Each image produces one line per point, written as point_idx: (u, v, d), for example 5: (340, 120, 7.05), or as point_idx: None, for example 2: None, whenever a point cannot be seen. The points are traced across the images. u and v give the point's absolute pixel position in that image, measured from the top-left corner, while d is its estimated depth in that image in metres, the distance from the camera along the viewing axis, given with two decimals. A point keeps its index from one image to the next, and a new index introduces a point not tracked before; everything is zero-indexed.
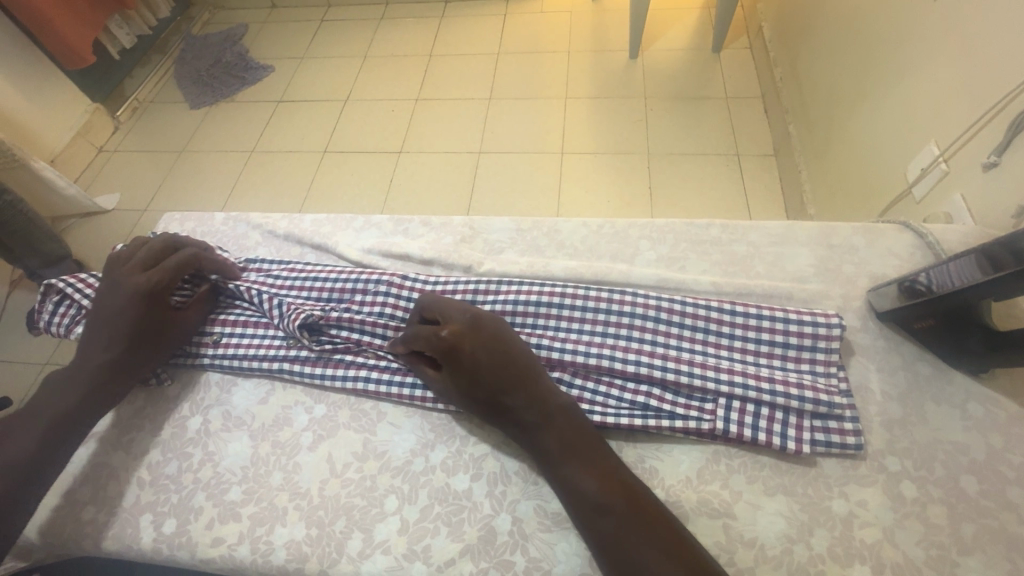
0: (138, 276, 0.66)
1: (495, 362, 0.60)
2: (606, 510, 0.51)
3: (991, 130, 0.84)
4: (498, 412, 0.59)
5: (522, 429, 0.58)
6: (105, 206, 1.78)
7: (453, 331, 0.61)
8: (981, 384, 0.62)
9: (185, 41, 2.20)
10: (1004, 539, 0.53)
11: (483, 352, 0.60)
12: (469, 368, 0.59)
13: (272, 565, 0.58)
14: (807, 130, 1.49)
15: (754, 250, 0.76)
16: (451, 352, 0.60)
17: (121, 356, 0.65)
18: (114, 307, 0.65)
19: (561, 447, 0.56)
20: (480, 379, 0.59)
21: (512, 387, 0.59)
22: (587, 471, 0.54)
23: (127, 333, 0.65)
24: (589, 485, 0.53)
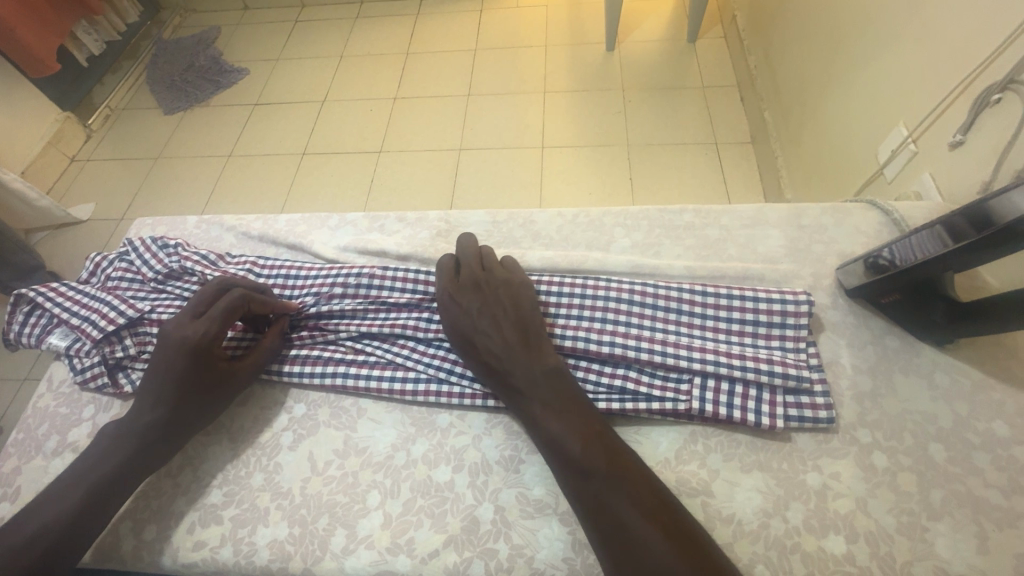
0: (186, 327, 0.62)
1: (489, 318, 0.63)
2: (586, 469, 0.51)
3: (956, 110, 0.86)
4: (489, 368, 0.61)
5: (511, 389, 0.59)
6: (79, 217, 1.74)
7: (457, 290, 0.66)
8: (947, 355, 0.64)
9: (156, 46, 2.16)
10: (970, 503, 0.55)
11: (483, 308, 0.64)
12: (463, 321, 0.64)
13: (254, 566, 0.58)
14: (781, 116, 1.51)
15: (727, 233, 0.77)
16: (453, 306, 0.65)
17: (168, 414, 0.60)
18: (162, 362, 0.61)
19: (548, 405, 0.56)
20: (476, 332, 0.63)
21: (508, 341, 0.61)
22: (568, 430, 0.54)
23: (174, 389, 0.60)
24: (571, 445, 0.53)
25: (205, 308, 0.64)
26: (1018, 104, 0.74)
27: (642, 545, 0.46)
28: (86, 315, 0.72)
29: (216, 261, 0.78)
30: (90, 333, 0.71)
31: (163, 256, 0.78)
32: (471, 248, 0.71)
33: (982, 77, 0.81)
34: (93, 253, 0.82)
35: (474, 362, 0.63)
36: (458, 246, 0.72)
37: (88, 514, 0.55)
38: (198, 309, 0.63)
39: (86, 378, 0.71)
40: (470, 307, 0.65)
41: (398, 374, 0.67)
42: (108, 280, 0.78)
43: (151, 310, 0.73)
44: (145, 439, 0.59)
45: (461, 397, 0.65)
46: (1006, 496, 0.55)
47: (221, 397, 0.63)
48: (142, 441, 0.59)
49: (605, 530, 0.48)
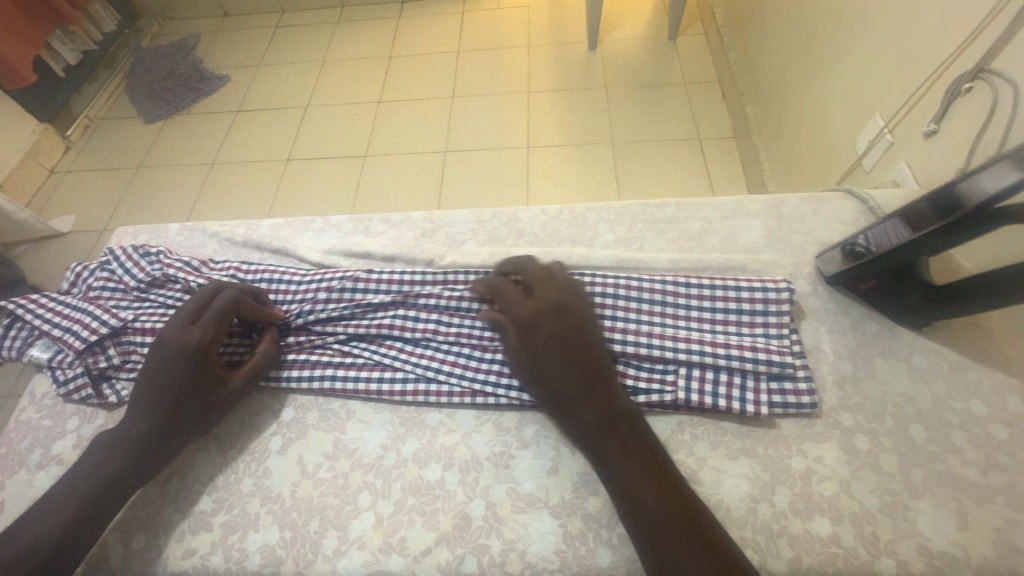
0: (183, 332, 0.61)
1: (570, 349, 0.58)
2: (665, 525, 0.49)
3: (929, 100, 0.88)
4: (564, 402, 0.57)
5: (585, 426, 0.56)
6: (61, 230, 1.72)
7: (535, 312, 0.60)
8: (925, 337, 0.65)
9: (134, 54, 2.14)
10: (950, 481, 0.56)
11: (561, 336, 0.59)
12: (542, 348, 0.58)
13: (246, 571, 0.58)
14: (762, 110, 1.53)
15: (708, 225, 0.78)
16: (528, 329, 0.59)
17: (168, 420, 0.59)
18: (160, 369, 0.60)
19: (625, 451, 0.54)
20: (553, 363, 0.57)
21: (587, 378, 0.57)
22: (645, 481, 0.51)
23: (173, 395, 0.59)
24: (651, 499, 0.50)
25: (200, 313, 0.63)
26: (988, 92, 0.76)
27: None
28: (68, 326, 0.72)
29: (200, 267, 0.77)
30: (73, 344, 0.70)
31: (146, 264, 0.77)
32: (545, 267, 0.65)
33: (952, 68, 0.83)
34: (74, 263, 0.81)
35: (544, 393, 0.58)
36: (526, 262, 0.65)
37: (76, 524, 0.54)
38: (193, 314, 0.63)
39: (70, 390, 0.70)
40: (549, 333, 0.59)
41: (386, 375, 0.67)
42: (90, 289, 0.77)
43: (135, 319, 0.72)
44: (146, 446, 0.58)
45: (450, 395, 0.65)
46: (984, 472, 0.56)
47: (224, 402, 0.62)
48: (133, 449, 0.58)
49: None
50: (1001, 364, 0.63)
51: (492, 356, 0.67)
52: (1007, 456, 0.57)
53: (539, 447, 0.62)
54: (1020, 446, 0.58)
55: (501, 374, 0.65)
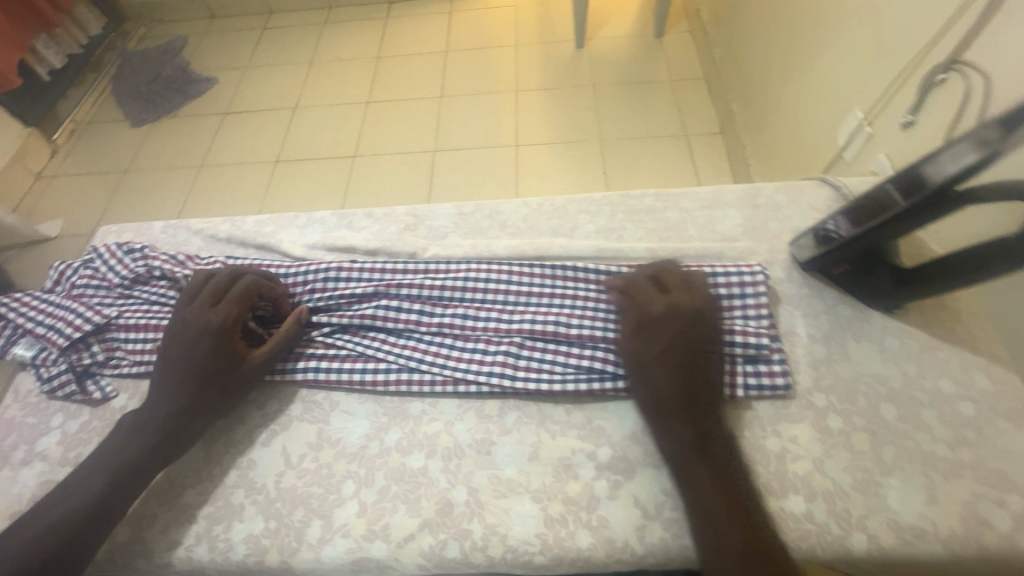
0: (206, 313, 0.62)
1: (690, 360, 0.58)
2: (737, 545, 0.49)
3: (904, 92, 0.91)
4: (668, 408, 0.57)
5: (681, 437, 0.56)
6: (48, 234, 1.71)
7: (663, 314, 0.60)
8: (895, 319, 0.67)
9: (120, 57, 2.13)
10: (920, 457, 0.58)
11: (687, 343, 0.59)
12: (662, 352, 0.58)
13: (231, 561, 0.58)
14: (747, 106, 1.55)
15: (686, 215, 0.79)
16: (658, 327, 0.60)
17: (196, 398, 0.60)
18: (186, 349, 0.61)
19: (714, 470, 0.54)
20: (672, 365, 0.58)
21: (698, 390, 0.57)
22: (725, 502, 0.52)
23: (199, 374, 0.61)
24: (725, 518, 0.51)
25: (221, 294, 0.64)
26: (962, 84, 0.79)
27: None
28: (51, 323, 0.72)
29: (184, 262, 0.77)
30: (56, 341, 0.71)
31: (130, 261, 0.78)
32: (681, 273, 0.65)
33: (927, 59, 0.85)
34: (57, 261, 0.81)
35: (649, 393, 0.59)
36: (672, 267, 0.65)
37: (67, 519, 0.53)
38: (214, 296, 0.64)
39: (54, 387, 0.70)
40: (677, 334, 0.59)
41: (369, 366, 0.68)
42: (73, 287, 0.77)
43: (119, 315, 0.73)
44: (172, 426, 0.59)
45: (433, 384, 0.66)
46: (952, 448, 0.58)
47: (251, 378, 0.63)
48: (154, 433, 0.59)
49: None
50: (968, 344, 0.64)
51: (475, 346, 0.68)
52: (974, 433, 0.59)
53: (520, 433, 0.63)
54: (986, 423, 0.59)
55: (483, 362, 0.66)
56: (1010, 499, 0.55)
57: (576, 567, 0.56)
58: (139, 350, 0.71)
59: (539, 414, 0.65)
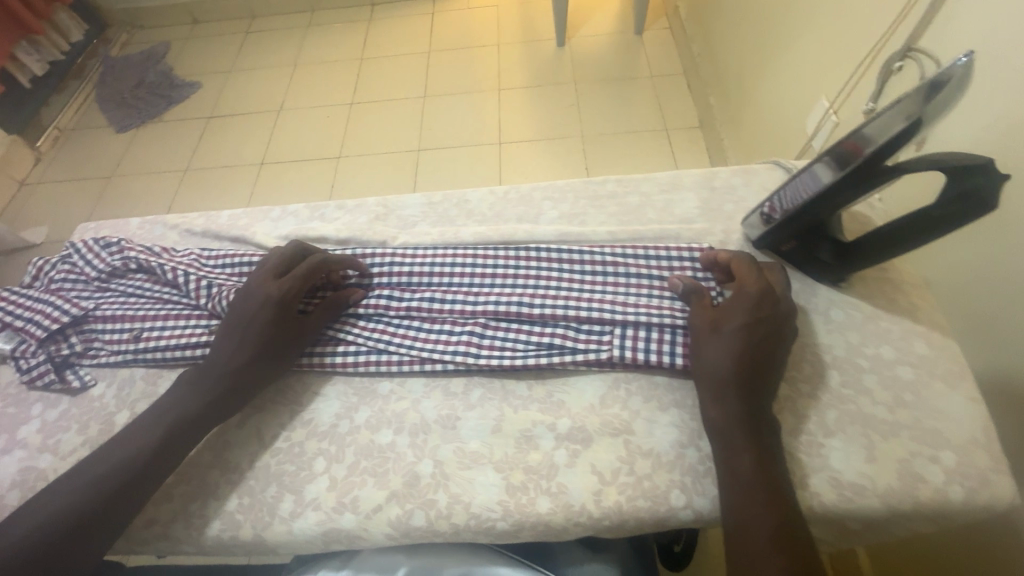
0: (268, 286, 0.66)
1: (770, 344, 0.59)
2: (767, 517, 0.51)
3: (867, 81, 0.94)
4: (728, 380, 0.58)
5: (736, 413, 0.57)
6: (33, 240, 1.72)
7: (752, 294, 0.61)
8: (841, 292, 0.70)
9: (103, 64, 2.14)
10: (860, 419, 0.61)
11: (769, 329, 0.60)
12: (747, 327, 0.59)
13: (206, 537, 0.61)
14: (724, 101, 1.59)
15: (646, 199, 0.83)
16: (752, 305, 0.61)
17: (249, 367, 0.63)
18: (246, 318, 0.65)
19: (759, 452, 0.55)
20: (752, 343, 0.59)
21: (764, 375, 0.59)
22: (761, 478, 0.53)
23: (253, 345, 0.64)
24: (760, 491, 0.52)
25: (285, 271, 0.69)
26: (916, 70, 0.82)
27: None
28: (30, 316, 0.74)
29: (160, 253, 0.79)
30: (34, 333, 0.73)
31: (106, 255, 0.80)
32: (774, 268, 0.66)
33: (886, 49, 0.89)
34: (35, 257, 0.83)
35: (711, 362, 0.59)
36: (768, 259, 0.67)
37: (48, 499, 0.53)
38: (279, 270, 0.68)
39: (32, 377, 0.72)
40: (764, 318, 0.60)
41: (340, 349, 0.70)
42: (51, 281, 0.79)
43: (96, 307, 0.75)
44: (227, 391, 0.62)
45: (401, 363, 0.69)
46: (891, 410, 0.61)
47: (293, 349, 0.66)
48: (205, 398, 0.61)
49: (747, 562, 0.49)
50: (908, 313, 0.68)
51: (441, 327, 0.71)
52: (912, 395, 0.62)
53: (483, 408, 0.66)
54: (923, 385, 0.63)
55: (449, 342, 0.69)
56: (943, 456, 0.58)
57: (537, 531, 0.59)
58: (116, 339, 0.73)
59: (502, 390, 0.67)
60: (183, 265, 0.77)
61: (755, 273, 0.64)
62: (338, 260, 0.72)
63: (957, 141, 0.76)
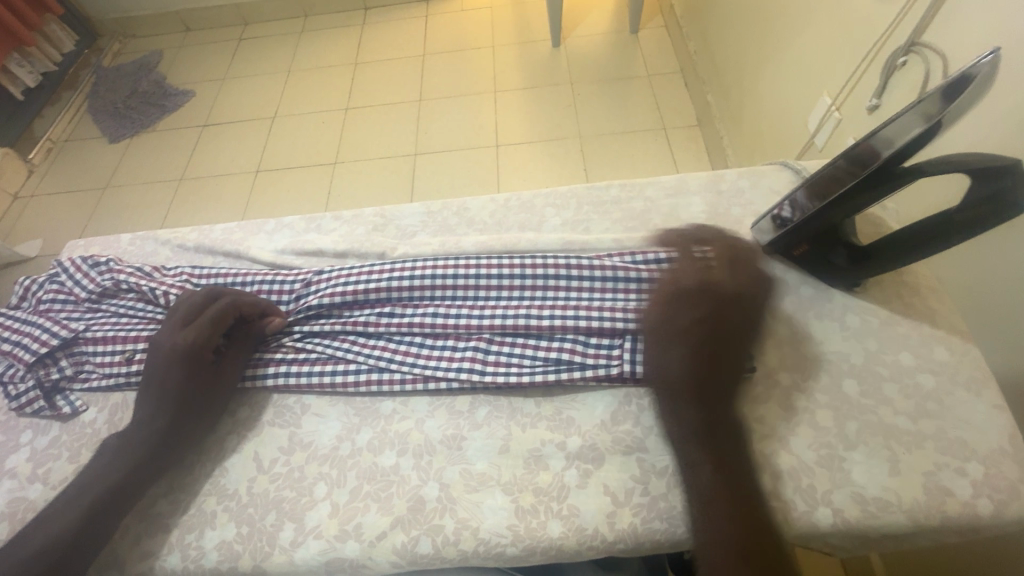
0: (177, 335, 0.62)
1: (710, 344, 0.55)
2: (727, 544, 0.48)
3: (870, 76, 0.92)
4: (677, 391, 0.55)
5: (688, 429, 0.54)
6: (27, 254, 1.69)
7: (690, 289, 0.57)
8: (856, 297, 0.68)
9: (95, 74, 2.11)
10: (882, 431, 0.59)
11: (731, 331, 0.56)
12: (685, 332, 0.55)
13: (204, 569, 0.58)
14: (723, 99, 1.57)
15: (651, 204, 0.81)
16: (688, 302, 0.56)
17: (174, 418, 0.60)
18: (156, 372, 0.61)
19: (719, 470, 0.52)
20: (691, 347, 0.55)
21: (721, 378, 0.55)
22: (721, 500, 0.50)
23: (175, 395, 0.60)
24: (720, 516, 0.49)
25: (195, 315, 0.64)
26: (921, 65, 0.80)
27: None
28: (17, 339, 0.71)
29: (152, 273, 0.77)
30: (23, 357, 0.70)
31: (96, 274, 0.77)
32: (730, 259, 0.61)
33: (888, 44, 0.87)
34: (22, 277, 0.80)
35: (658, 373, 0.57)
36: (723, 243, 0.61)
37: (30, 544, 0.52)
38: (187, 317, 0.64)
39: (22, 404, 0.69)
40: (706, 313, 0.55)
41: (340, 368, 0.68)
42: (40, 302, 0.76)
43: (86, 329, 0.72)
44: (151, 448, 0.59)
45: (403, 382, 0.66)
46: (914, 421, 0.59)
47: (217, 397, 0.64)
48: (137, 453, 0.58)
49: None
50: (926, 318, 0.66)
51: (445, 343, 0.68)
52: (934, 404, 0.60)
53: (489, 428, 0.64)
54: (946, 393, 0.60)
55: (453, 358, 0.66)
56: (970, 467, 0.56)
57: (548, 556, 0.56)
58: (107, 362, 0.71)
59: (509, 407, 0.65)
60: (175, 286, 0.75)
61: (694, 268, 0.59)
62: (250, 298, 0.69)
63: (969, 138, 0.73)
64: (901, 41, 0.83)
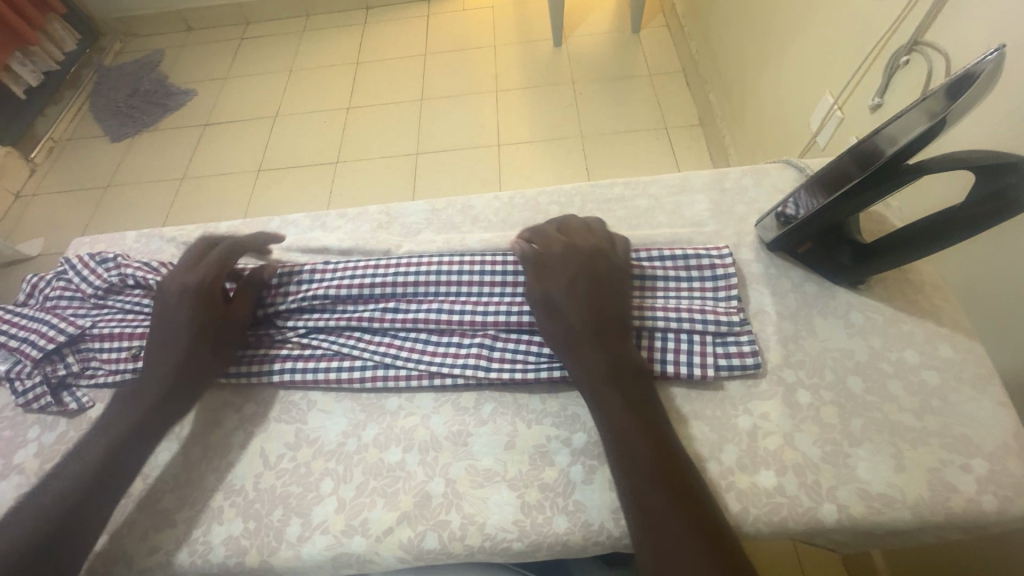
0: (185, 277, 0.67)
1: (591, 297, 0.62)
2: (650, 471, 0.51)
3: (872, 75, 0.92)
4: (577, 341, 0.60)
5: (596, 371, 0.58)
6: (29, 253, 1.69)
7: (567, 256, 0.65)
8: (861, 295, 0.68)
9: (98, 73, 2.11)
10: (886, 428, 0.59)
11: (606, 283, 0.63)
12: (569, 288, 0.62)
13: (211, 564, 0.58)
14: (725, 98, 1.57)
15: (656, 202, 0.81)
16: (566, 265, 0.64)
17: (191, 354, 0.64)
18: (170, 310, 0.65)
19: (629, 405, 0.55)
20: (579, 300, 0.62)
21: (611, 324, 0.61)
22: (637, 432, 0.53)
23: (190, 333, 0.64)
24: (640, 447, 0.52)
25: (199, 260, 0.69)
26: (923, 63, 0.80)
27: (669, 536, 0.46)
28: (24, 336, 0.71)
29: (159, 269, 0.77)
30: (30, 353, 0.70)
31: (103, 271, 0.77)
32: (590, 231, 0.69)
33: (890, 43, 0.87)
34: (29, 274, 0.80)
35: (556, 330, 0.61)
36: (583, 223, 0.70)
37: (33, 518, 0.52)
38: (192, 262, 0.68)
39: (29, 400, 0.70)
40: (582, 272, 0.63)
41: (345, 364, 0.68)
42: (46, 299, 0.76)
43: (92, 326, 0.72)
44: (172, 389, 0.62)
45: (409, 379, 0.67)
46: (918, 417, 0.59)
47: (231, 337, 0.67)
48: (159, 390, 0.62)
49: (642, 519, 0.48)
50: (930, 315, 0.66)
51: (450, 340, 0.68)
52: (938, 401, 0.60)
53: (495, 424, 0.64)
54: (951, 390, 0.61)
55: (458, 354, 0.67)
56: (975, 464, 0.56)
57: (554, 551, 0.57)
58: (113, 358, 0.71)
59: (515, 404, 0.65)
60: None
61: (563, 240, 0.67)
62: (247, 244, 0.74)
63: (972, 137, 0.74)
64: (903, 41, 0.83)
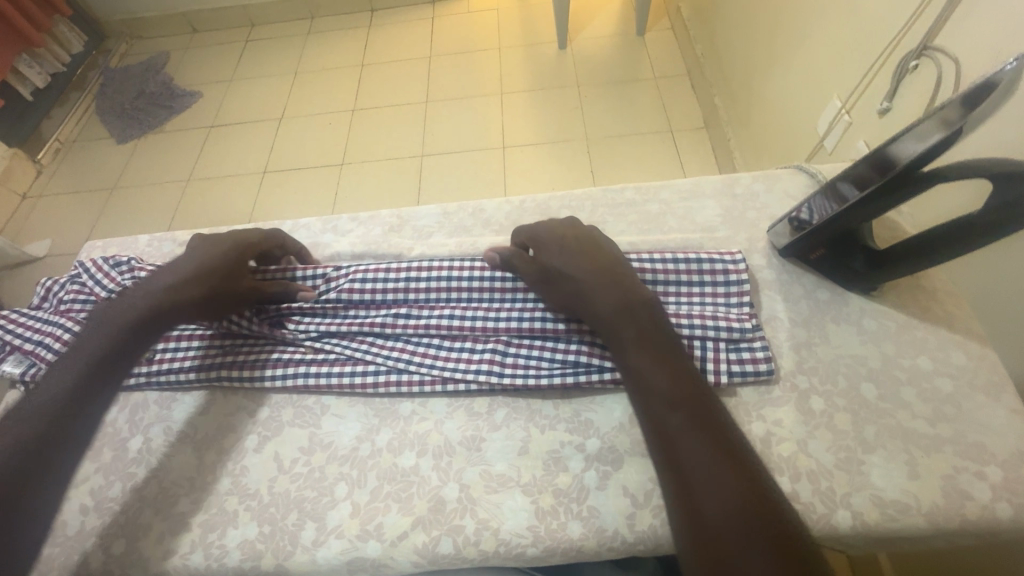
0: (238, 239, 0.72)
1: (585, 253, 0.64)
2: (674, 405, 0.52)
3: (881, 80, 0.92)
4: (580, 295, 0.62)
5: (605, 319, 0.59)
6: (36, 254, 1.70)
7: (550, 226, 0.69)
8: (873, 301, 0.68)
9: (104, 75, 2.12)
10: (901, 435, 0.59)
11: (594, 242, 0.66)
12: (560, 250, 0.65)
13: (227, 568, 0.58)
14: (731, 102, 1.57)
15: (667, 207, 0.81)
16: (551, 234, 0.68)
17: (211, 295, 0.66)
18: (212, 254, 0.69)
19: (646, 342, 0.57)
20: (572, 257, 0.64)
21: (612, 271, 0.63)
22: (656, 368, 0.55)
23: (221, 279, 0.67)
24: (661, 382, 0.54)
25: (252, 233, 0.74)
26: (932, 68, 0.80)
27: (701, 467, 0.48)
28: (40, 340, 0.72)
29: None
30: (45, 357, 0.71)
31: (117, 274, 0.77)
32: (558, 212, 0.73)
33: (899, 48, 0.87)
34: (43, 278, 0.81)
35: (558, 289, 0.64)
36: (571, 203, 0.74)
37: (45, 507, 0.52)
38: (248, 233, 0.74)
39: None
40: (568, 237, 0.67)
41: (358, 369, 0.68)
42: (60, 302, 0.77)
43: None
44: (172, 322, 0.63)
45: (422, 384, 0.67)
46: (932, 424, 0.59)
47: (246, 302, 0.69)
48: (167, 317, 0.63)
49: (676, 452, 0.50)
50: (943, 322, 0.66)
51: (462, 345, 0.68)
52: (952, 408, 0.60)
53: (508, 429, 0.64)
54: (964, 398, 0.61)
55: (471, 359, 0.67)
56: (990, 471, 0.56)
57: (568, 556, 0.57)
58: None
59: (527, 409, 0.65)
60: None
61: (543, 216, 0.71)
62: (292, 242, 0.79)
63: (984, 143, 0.74)
64: (913, 45, 0.83)
